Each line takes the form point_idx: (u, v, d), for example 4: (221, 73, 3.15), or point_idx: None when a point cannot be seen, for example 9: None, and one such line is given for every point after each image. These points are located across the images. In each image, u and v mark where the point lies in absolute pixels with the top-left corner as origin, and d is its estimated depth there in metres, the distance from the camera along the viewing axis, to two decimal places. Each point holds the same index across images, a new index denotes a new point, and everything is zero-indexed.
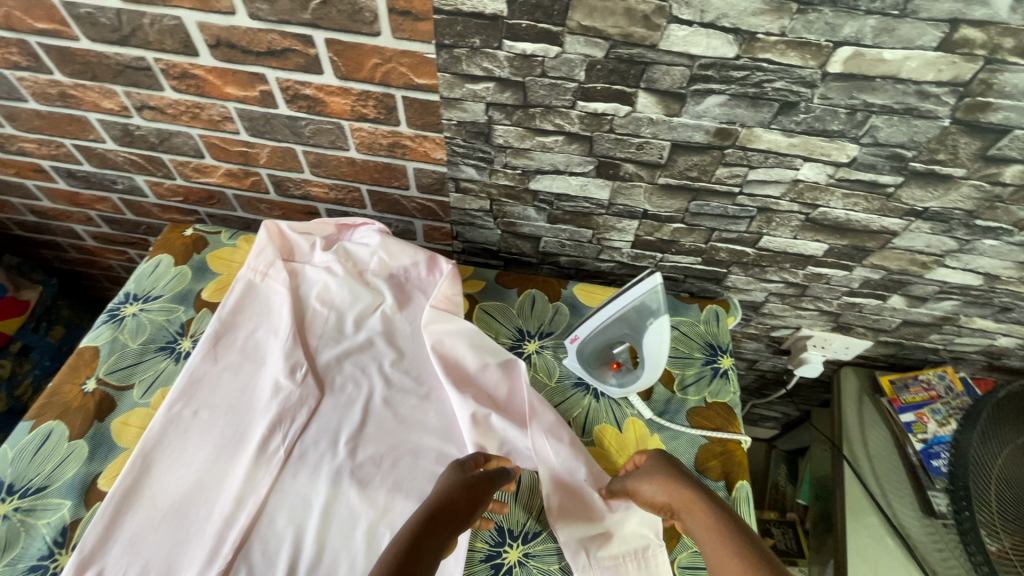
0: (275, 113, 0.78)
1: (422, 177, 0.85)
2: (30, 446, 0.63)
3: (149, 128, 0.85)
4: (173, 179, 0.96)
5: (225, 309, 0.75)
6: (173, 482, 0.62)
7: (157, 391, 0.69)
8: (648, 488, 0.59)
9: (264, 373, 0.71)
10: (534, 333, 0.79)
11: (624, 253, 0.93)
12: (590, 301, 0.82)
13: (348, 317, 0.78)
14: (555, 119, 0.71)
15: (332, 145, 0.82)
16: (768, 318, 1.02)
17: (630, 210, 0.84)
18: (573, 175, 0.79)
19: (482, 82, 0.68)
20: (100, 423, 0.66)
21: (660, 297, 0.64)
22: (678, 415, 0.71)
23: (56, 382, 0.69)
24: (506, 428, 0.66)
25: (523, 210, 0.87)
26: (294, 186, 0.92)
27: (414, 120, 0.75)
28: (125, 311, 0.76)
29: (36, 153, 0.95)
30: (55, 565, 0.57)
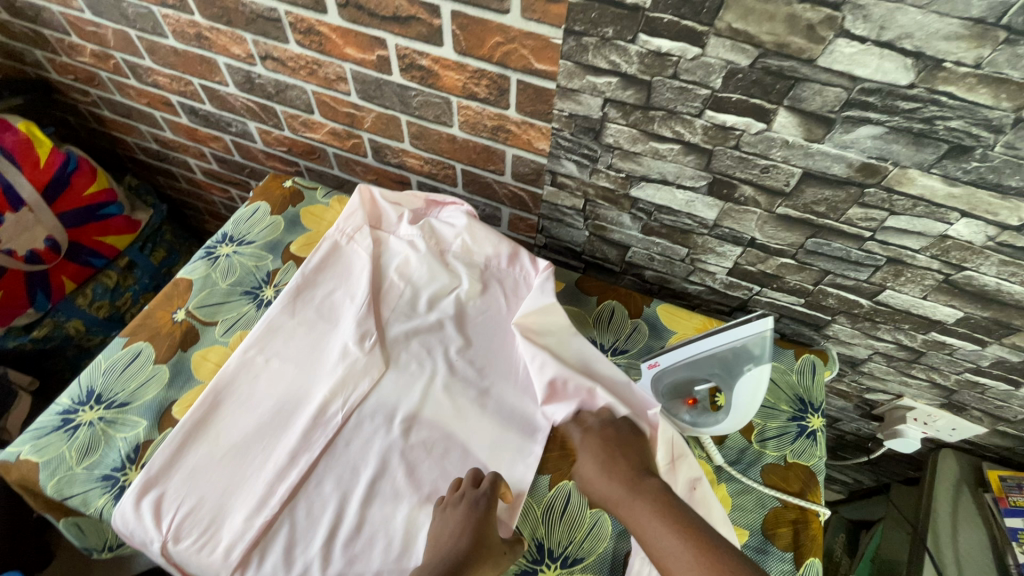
0: (387, 80, 0.78)
1: (520, 165, 0.82)
2: (121, 362, 0.68)
3: (269, 78, 0.88)
4: (282, 129, 0.99)
5: (309, 265, 0.77)
6: (236, 423, 0.64)
7: (236, 333, 0.72)
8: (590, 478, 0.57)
9: (335, 336, 0.72)
10: (608, 347, 0.74)
11: (718, 279, 0.86)
12: (673, 324, 0.76)
13: (422, 295, 0.77)
14: (675, 126, 0.65)
15: (437, 119, 0.80)
16: (866, 378, 0.92)
17: (736, 235, 0.77)
18: (681, 188, 0.73)
19: (605, 75, 0.63)
20: (182, 353, 0.69)
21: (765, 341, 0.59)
22: (751, 468, 0.65)
23: (152, 307, 0.73)
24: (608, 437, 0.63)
25: (617, 216, 0.83)
26: (392, 154, 0.92)
27: (524, 106, 0.72)
28: (221, 250, 0.79)
29: (167, 88, 1.01)
30: (124, 478, 0.60)
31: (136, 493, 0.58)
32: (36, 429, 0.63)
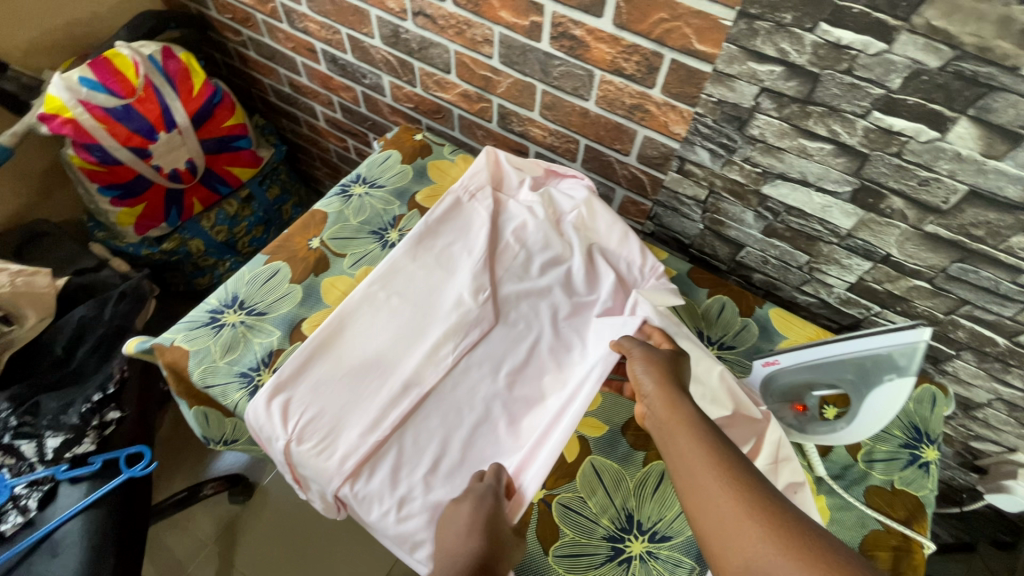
0: (534, 47, 0.79)
1: (649, 147, 0.81)
2: (262, 276, 0.74)
3: (415, 34, 0.92)
4: (414, 86, 1.03)
5: (432, 214, 0.80)
6: (356, 350, 0.69)
7: (361, 267, 0.77)
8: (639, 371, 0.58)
9: (451, 284, 0.75)
10: (714, 341, 0.74)
11: (834, 293, 0.83)
12: (785, 329, 0.74)
13: (535, 260, 0.79)
14: (833, 124, 0.63)
15: (574, 91, 0.81)
16: (978, 424, 0.86)
17: (869, 250, 0.73)
18: (820, 191, 0.71)
19: (769, 63, 0.62)
20: (314, 277, 0.75)
21: (915, 356, 0.54)
22: (854, 486, 0.63)
23: (290, 232, 0.79)
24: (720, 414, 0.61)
25: (740, 212, 0.81)
26: (517, 121, 0.94)
27: (671, 87, 0.71)
28: (354, 190, 0.84)
29: (315, 34, 1.08)
30: (258, 378, 0.66)
31: (268, 393, 0.64)
32: (187, 322, 0.71)
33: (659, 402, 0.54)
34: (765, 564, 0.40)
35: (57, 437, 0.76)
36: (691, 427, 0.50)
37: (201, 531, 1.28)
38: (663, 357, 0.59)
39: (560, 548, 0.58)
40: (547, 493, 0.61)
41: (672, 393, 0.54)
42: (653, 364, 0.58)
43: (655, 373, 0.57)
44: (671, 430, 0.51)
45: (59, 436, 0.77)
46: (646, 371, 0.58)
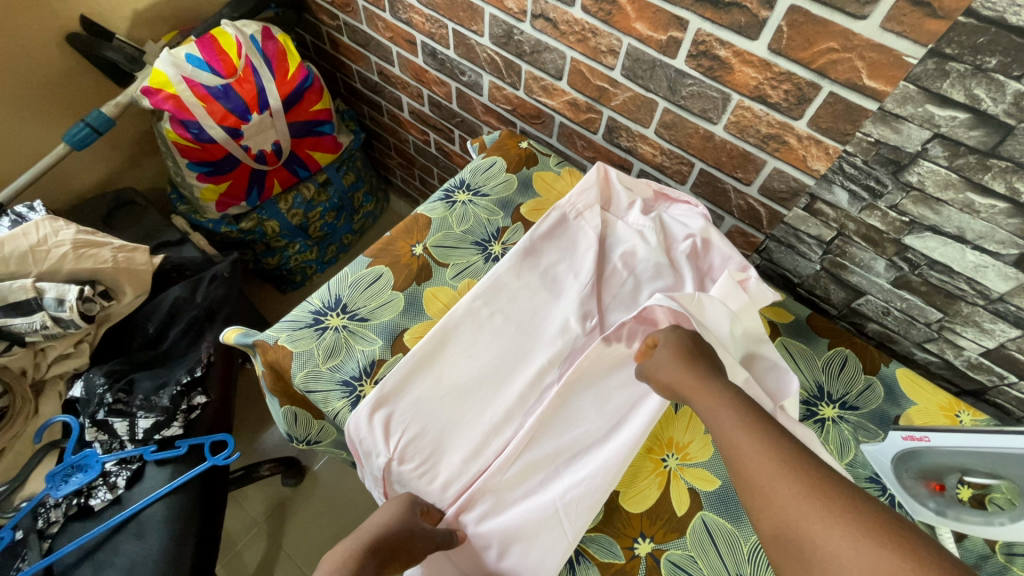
0: (666, 63, 0.75)
1: (776, 180, 0.76)
2: (365, 279, 0.72)
3: (530, 37, 0.88)
4: (516, 89, 0.99)
5: (537, 229, 0.77)
6: (457, 368, 0.66)
7: (464, 280, 0.74)
8: (661, 369, 0.58)
9: (557, 308, 0.72)
10: (835, 398, 0.68)
11: (963, 356, 0.76)
12: (915, 394, 0.68)
13: (643, 289, 0.75)
14: (1015, 181, 0.57)
15: (701, 113, 0.76)
16: None
17: (1021, 318, 0.67)
18: (978, 249, 0.64)
19: (952, 108, 0.56)
20: (417, 286, 0.73)
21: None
22: None
23: (393, 236, 0.77)
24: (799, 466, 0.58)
25: (870, 259, 0.75)
26: (626, 136, 0.89)
27: (821, 120, 0.66)
28: (458, 196, 0.81)
29: (418, 27, 1.05)
30: (360, 389, 0.65)
31: (371, 406, 0.62)
32: (290, 320, 0.70)
33: (689, 391, 0.55)
34: (796, 523, 0.42)
35: (148, 418, 0.77)
36: (725, 405, 0.52)
37: (252, 509, 1.30)
38: (677, 347, 0.59)
39: None
40: (655, 548, 0.58)
41: (699, 379, 0.55)
42: (673, 357, 0.58)
43: (676, 365, 0.57)
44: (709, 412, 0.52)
45: (150, 417, 0.77)
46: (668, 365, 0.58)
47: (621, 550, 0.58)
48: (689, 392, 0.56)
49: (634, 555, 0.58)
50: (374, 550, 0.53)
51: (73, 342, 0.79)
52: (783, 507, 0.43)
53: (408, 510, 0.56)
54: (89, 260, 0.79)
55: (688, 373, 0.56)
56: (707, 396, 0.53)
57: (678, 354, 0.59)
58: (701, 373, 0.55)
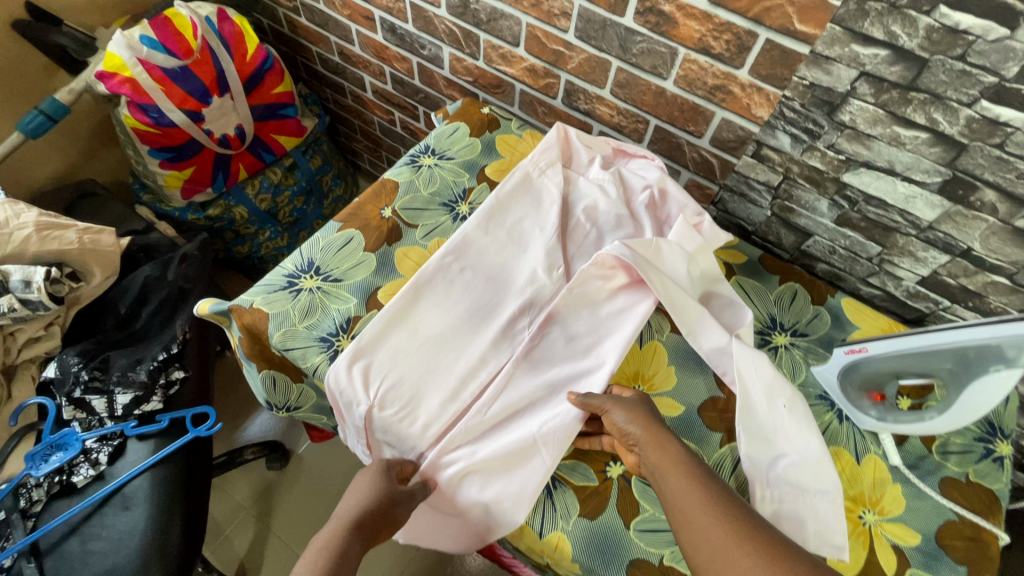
0: (616, 22, 0.78)
1: (725, 130, 0.80)
2: (336, 242, 0.74)
3: (486, 5, 0.90)
4: (476, 59, 1.02)
5: (501, 190, 0.80)
6: (431, 321, 0.69)
7: (435, 239, 0.76)
8: (620, 418, 0.58)
9: (524, 260, 0.75)
10: (787, 327, 0.73)
11: (902, 286, 0.82)
12: (858, 320, 0.74)
13: (606, 239, 0.78)
14: (933, 112, 0.62)
15: (652, 69, 0.80)
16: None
17: (949, 242, 0.72)
18: (907, 181, 0.70)
19: (874, 46, 0.61)
20: (388, 246, 0.75)
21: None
22: (929, 476, 0.63)
23: (361, 201, 0.79)
24: (749, 386, 0.64)
25: (814, 199, 0.80)
26: (584, 99, 0.93)
27: (760, 68, 0.70)
28: (423, 161, 0.83)
29: (376, 2, 1.06)
30: (337, 344, 0.67)
31: (349, 358, 0.64)
32: (265, 285, 0.71)
33: (649, 444, 0.55)
34: None
35: (126, 394, 0.77)
36: (684, 470, 0.52)
37: (238, 495, 1.30)
38: (640, 402, 0.60)
39: (640, 524, 0.59)
40: (626, 470, 0.63)
41: (664, 437, 0.56)
42: (633, 413, 0.58)
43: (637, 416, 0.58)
44: (665, 469, 0.53)
45: (128, 393, 0.78)
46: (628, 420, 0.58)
47: (594, 474, 0.63)
48: (645, 446, 0.56)
49: (607, 477, 0.62)
50: (361, 528, 0.53)
51: (43, 325, 0.79)
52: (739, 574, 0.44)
53: (385, 479, 0.57)
54: (54, 242, 0.78)
55: (650, 426, 0.57)
56: (668, 456, 0.54)
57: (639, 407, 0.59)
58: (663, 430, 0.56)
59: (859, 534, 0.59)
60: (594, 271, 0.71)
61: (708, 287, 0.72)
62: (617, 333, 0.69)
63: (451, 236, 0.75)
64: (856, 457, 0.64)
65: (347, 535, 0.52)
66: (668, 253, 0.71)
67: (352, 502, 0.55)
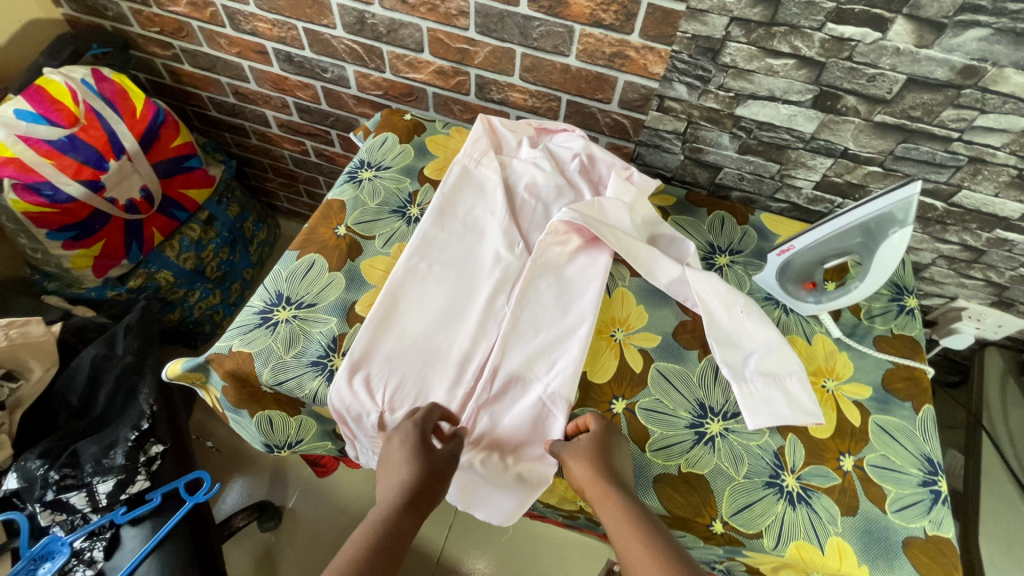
0: (512, 12, 0.84)
1: (629, 91, 0.89)
2: (299, 270, 0.74)
3: (383, 18, 0.93)
4: (382, 72, 1.04)
5: (445, 187, 0.83)
6: (416, 319, 0.71)
7: (395, 245, 0.78)
8: (574, 468, 0.58)
9: (485, 244, 0.79)
10: (724, 249, 0.83)
11: (802, 194, 0.95)
12: (778, 229, 0.85)
13: (553, 210, 0.84)
14: (794, 41, 0.73)
15: (554, 49, 0.87)
16: (926, 282, 1.03)
17: (830, 146, 0.86)
18: (787, 103, 0.82)
19: None
20: (352, 262, 0.76)
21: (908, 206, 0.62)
22: (865, 338, 0.75)
23: (312, 225, 0.79)
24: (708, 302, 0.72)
25: (717, 136, 0.91)
26: (496, 90, 0.98)
27: (648, 30, 0.79)
28: (362, 175, 0.85)
29: (266, 34, 1.05)
30: (331, 364, 0.67)
31: (347, 373, 0.65)
32: (238, 328, 0.70)
33: (598, 499, 0.56)
34: None
35: (108, 480, 0.73)
36: (632, 527, 0.53)
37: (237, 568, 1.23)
38: (593, 448, 0.59)
39: (653, 444, 0.65)
40: (628, 403, 0.68)
41: (614, 497, 0.55)
42: (585, 461, 0.58)
43: (589, 466, 0.58)
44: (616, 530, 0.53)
45: (110, 480, 0.74)
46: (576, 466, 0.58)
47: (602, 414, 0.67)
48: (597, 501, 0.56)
49: (614, 414, 0.67)
50: (411, 505, 0.56)
51: None
52: None
53: (422, 454, 0.58)
54: None
55: (597, 481, 0.56)
56: (618, 514, 0.54)
57: (590, 452, 0.59)
58: (610, 483, 0.55)
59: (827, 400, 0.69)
60: (550, 239, 0.77)
61: (650, 229, 0.81)
62: (585, 289, 0.75)
63: (411, 237, 0.78)
64: (807, 339, 0.74)
65: (398, 514, 0.55)
66: (612, 209, 0.79)
67: (394, 482, 0.57)
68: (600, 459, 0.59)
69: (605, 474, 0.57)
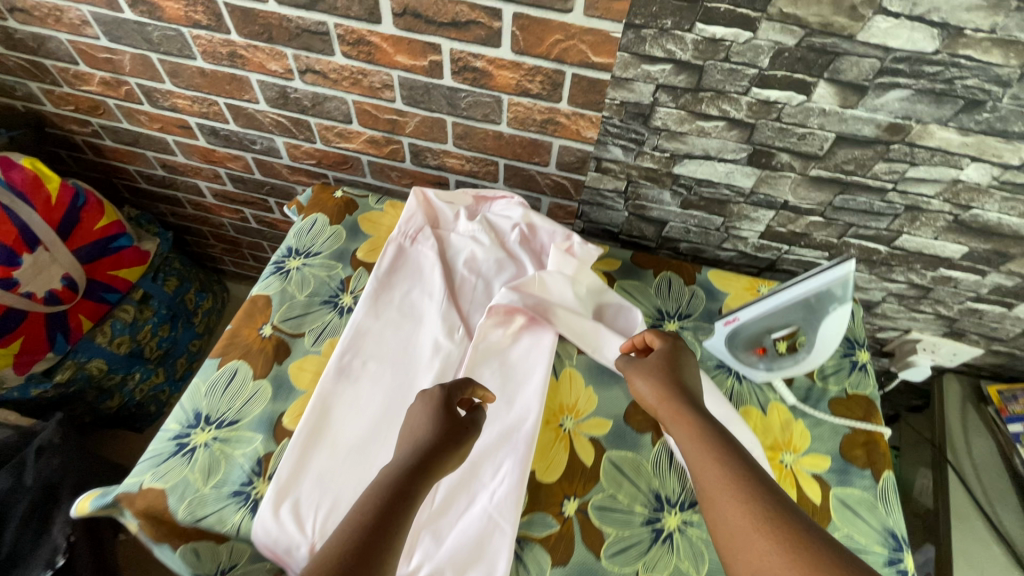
0: (437, 84, 0.81)
1: (566, 155, 0.87)
2: (220, 380, 0.68)
3: (306, 92, 0.89)
4: (313, 142, 0.99)
5: (380, 271, 0.80)
6: (354, 423, 0.67)
7: (326, 341, 0.73)
8: (644, 384, 0.65)
9: (423, 332, 0.75)
10: (673, 314, 0.81)
11: (749, 243, 0.94)
12: (725, 287, 0.83)
13: (494, 286, 0.81)
14: (722, 104, 0.72)
15: (485, 118, 0.84)
16: (879, 319, 1.02)
17: (771, 200, 0.84)
18: (722, 161, 0.80)
19: (659, 63, 0.69)
20: (279, 366, 0.70)
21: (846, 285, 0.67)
22: (820, 402, 0.73)
23: (235, 326, 0.74)
24: None
25: (658, 194, 0.89)
26: (432, 156, 0.95)
27: (576, 98, 0.77)
28: (290, 264, 0.80)
29: (187, 110, 1.00)
30: (254, 491, 0.62)
31: (272, 502, 0.60)
32: (151, 457, 0.64)
33: (670, 414, 0.61)
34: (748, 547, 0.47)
35: None
36: (702, 435, 0.57)
37: None
38: (660, 368, 0.65)
39: (609, 549, 0.61)
40: (580, 502, 0.64)
41: (682, 412, 0.60)
42: (653, 376, 0.65)
43: (658, 385, 0.64)
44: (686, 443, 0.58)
45: None
46: (647, 384, 0.65)
47: (553, 518, 0.63)
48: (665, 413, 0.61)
49: (565, 517, 0.63)
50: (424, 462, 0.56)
51: None
52: (755, 553, 0.47)
53: (438, 411, 0.60)
54: None
55: (666, 399, 0.61)
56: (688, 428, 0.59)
57: (659, 374, 0.65)
58: (679, 400, 0.60)
59: (787, 477, 0.66)
60: (491, 322, 0.74)
61: (597, 301, 0.78)
62: (529, 375, 0.71)
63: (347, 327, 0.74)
64: (762, 408, 0.72)
65: (411, 468, 0.55)
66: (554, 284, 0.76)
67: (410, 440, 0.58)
68: (669, 375, 0.64)
69: (672, 392, 0.62)
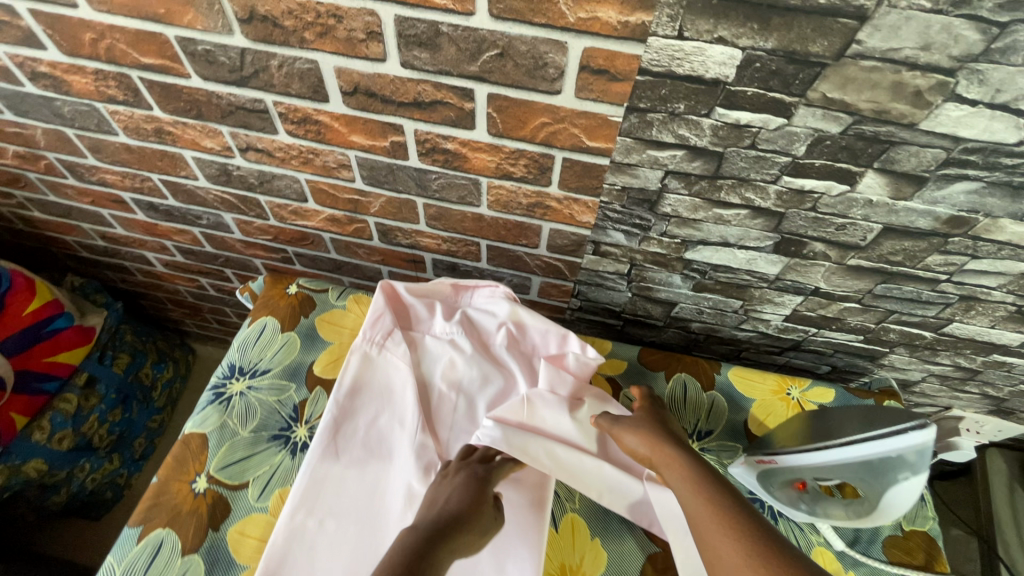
0: (402, 165, 0.68)
1: (558, 238, 0.74)
2: (139, 559, 0.55)
3: (250, 170, 0.76)
4: (266, 219, 0.86)
5: (340, 392, 0.66)
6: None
7: (274, 493, 0.61)
8: (631, 439, 0.59)
9: (393, 473, 0.62)
10: (691, 431, 0.68)
11: (771, 325, 0.82)
12: (749, 391, 0.71)
13: (478, 403, 0.68)
14: (745, 193, 0.60)
15: (461, 200, 0.71)
16: (917, 397, 0.91)
17: (799, 286, 0.72)
18: (743, 248, 0.68)
19: (669, 149, 0.56)
20: (215, 533, 0.57)
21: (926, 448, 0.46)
22: (872, 545, 0.61)
23: (162, 478, 0.60)
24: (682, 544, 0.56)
25: (666, 277, 0.76)
26: (403, 235, 0.82)
27: (569, 182, 0.64)
28: (232, 388, 0.67)
29: (118, 185, 0.86)
30: None
31: None
32: None
33: (661, 460, 0.56)
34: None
35: None
36: (693, 476, 0.52)
37: None
38: (647, 419, 0.60)
39: None
40: None
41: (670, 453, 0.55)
42: (639, 429, 0.59)
43: (648, 435, 0.58)
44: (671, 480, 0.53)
45: None
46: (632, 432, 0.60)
47: None
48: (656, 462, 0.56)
49: None
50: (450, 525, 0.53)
51: None
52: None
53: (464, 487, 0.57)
54: None
55: (658, 447, 0.56)
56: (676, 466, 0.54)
57: (647, 426, 0.60)
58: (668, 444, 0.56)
59: None
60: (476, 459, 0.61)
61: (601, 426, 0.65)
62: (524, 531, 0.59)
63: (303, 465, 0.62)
64: None
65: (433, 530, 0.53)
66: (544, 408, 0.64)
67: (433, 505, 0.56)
68: (658, 427, 0.59)
69: (663, 438, 0.57)
